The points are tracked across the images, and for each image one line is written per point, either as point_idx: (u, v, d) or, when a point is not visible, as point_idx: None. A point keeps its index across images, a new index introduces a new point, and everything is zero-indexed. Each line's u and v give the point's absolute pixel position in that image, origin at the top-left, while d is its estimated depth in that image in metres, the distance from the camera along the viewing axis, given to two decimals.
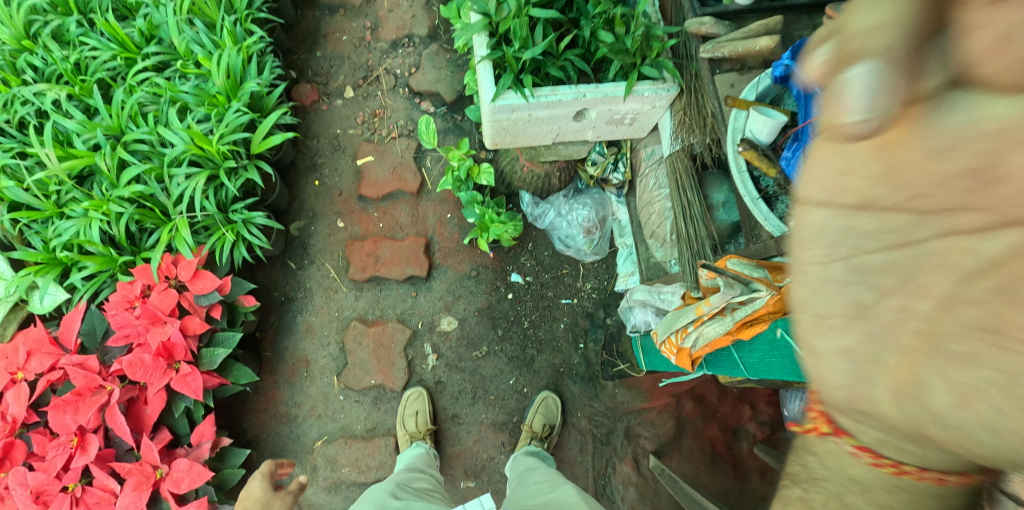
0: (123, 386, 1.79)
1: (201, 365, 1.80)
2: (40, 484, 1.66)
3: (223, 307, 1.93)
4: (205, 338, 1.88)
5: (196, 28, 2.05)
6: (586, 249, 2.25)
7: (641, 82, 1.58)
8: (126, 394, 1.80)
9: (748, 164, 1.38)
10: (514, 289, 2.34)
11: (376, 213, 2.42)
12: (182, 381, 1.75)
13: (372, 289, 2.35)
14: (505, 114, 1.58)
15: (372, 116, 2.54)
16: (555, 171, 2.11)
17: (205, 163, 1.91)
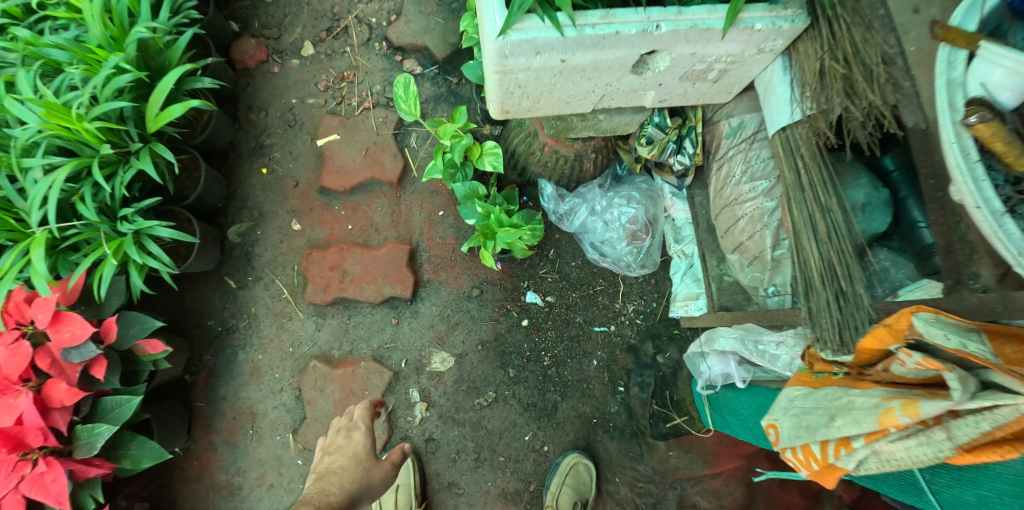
0: None
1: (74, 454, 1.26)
2: None
3: (114, 360, 1.36)
4: (84, 409, 1.33)
5: None
6: (630, 261, 1.62)
7: (750, 7, 0.96)
8: None
9: (978, 145, 0.79)
10: (530, 314, 1.70)
11: (344, 211, 1.77)
12: (38, 484, 1.19)
13: (338, 315, 1.72)
14: (520, 58, 0.98)
15: (338, 81, 1.89)
16: (589, 152, 1.48)
17: (79, 149, 1.31)
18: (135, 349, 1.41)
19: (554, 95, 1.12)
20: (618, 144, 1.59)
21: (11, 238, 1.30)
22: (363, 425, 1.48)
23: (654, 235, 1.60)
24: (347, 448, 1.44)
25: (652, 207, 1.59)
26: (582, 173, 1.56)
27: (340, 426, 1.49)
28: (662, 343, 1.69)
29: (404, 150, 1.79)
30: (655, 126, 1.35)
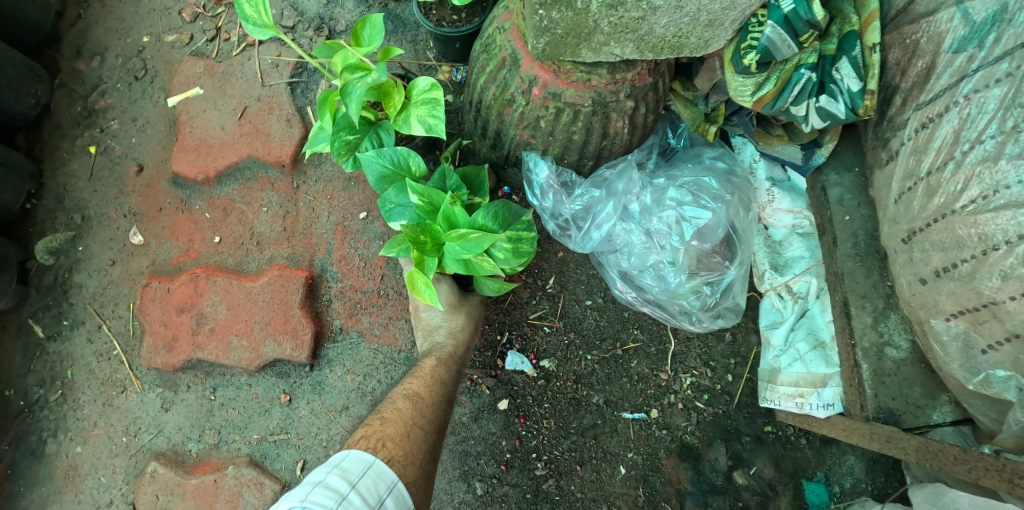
0: None
1: None
2: None
3: None
4: None
5: None
6: (694, 305, 0.87)
7: None
8: None
9: None
10: (510, 390, 0.97)
11: (208, 213, 1.09)
12: None
13: (197, 385, 1.05)
14: None
15: (213, 4, 1.19)
16: (622, 97, 0.74)
17: None
18: None
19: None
20: (672, 88, 0.83)
21: None
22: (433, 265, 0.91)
23: (738, 261, 0.84)
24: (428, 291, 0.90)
25: (735, 207, 0.85)
26: (609, 140, 0.80)
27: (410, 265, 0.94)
28: (743, 451, 0.93)
29: (305, 110, 1.09)
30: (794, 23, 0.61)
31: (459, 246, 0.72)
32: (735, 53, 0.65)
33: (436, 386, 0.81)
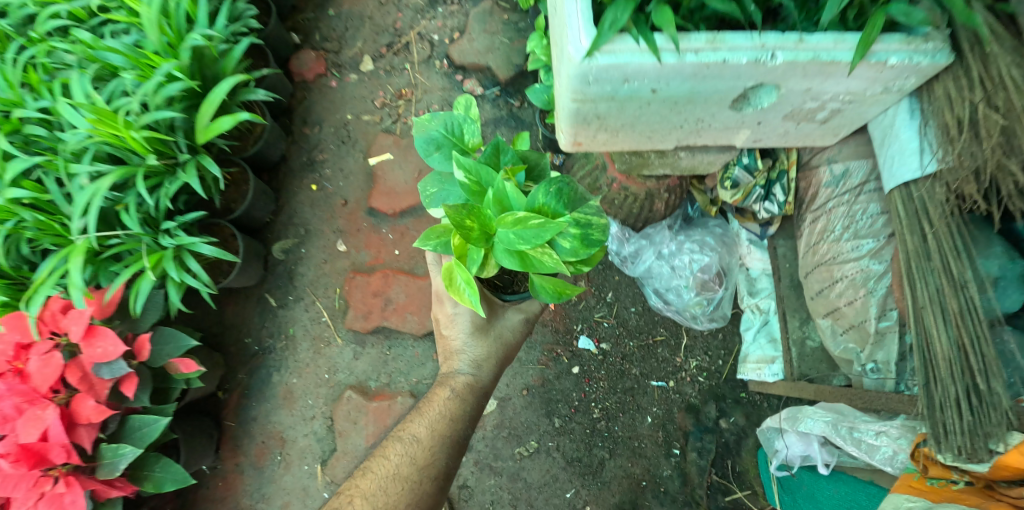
0: None
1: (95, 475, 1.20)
2: None
3: (146, 377, 1.32)
4: (111, 426, 1.27)
5: None
6: (697, 311, 1.46)
7: (883, 36, 0.78)
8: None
9: None
10: (581, 361, 1.57)
11: (391, 235, 1.72)
12: (57, 502, 1.16)
13: (378, 344, 1.66)
14: (606, 85, 0.85)
15: (396, 97, 1.83)
16: (662, 191, 1.35)
17: (125, 157, 1.28)
18: (168, 368, 1.35)
19: (634, 127, 0.99)
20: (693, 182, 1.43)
21: (58, 243, 1.32)
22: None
23: (724, 288, 1.43)
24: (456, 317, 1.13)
25: (723, 256, 1.43)
26: (653, 212, 1.41)
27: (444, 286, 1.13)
28: (726, 407, 1.52)
29: None
30: (742, 168, 1.22)
31: (515, 233, 0.78)
32: (721, 178, 1.27)
33: (434, 431, 1.02)
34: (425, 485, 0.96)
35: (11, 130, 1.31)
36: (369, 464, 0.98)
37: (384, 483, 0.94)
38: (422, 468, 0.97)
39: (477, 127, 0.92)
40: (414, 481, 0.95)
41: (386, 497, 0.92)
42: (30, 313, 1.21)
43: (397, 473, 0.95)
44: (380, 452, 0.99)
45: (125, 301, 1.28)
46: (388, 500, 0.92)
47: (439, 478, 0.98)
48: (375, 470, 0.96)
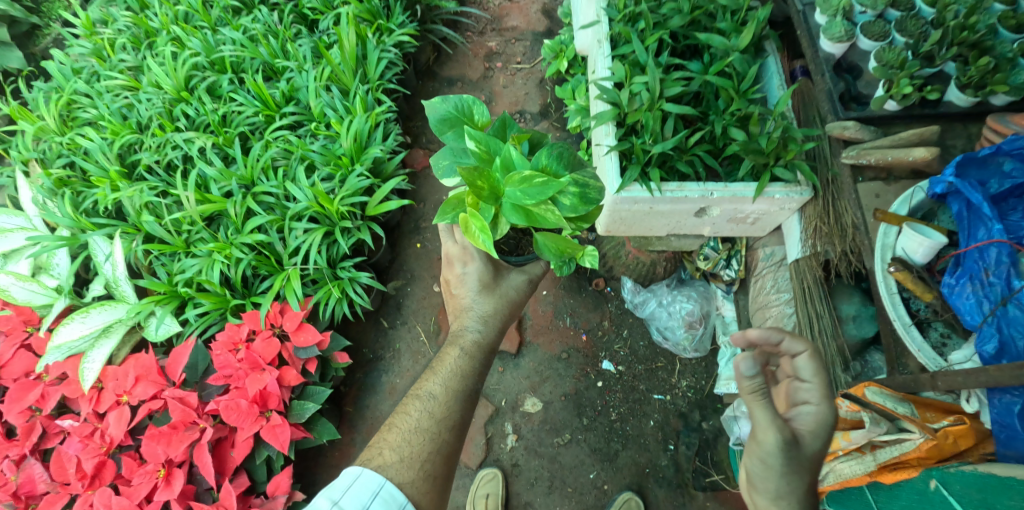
0: (216, 425, 1.74)
1: (290, 418, 1.75)
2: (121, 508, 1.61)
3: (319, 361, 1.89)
4: (296, 389, 1.82)
5: (332, 93, 2.06)
6: (685, 344, 2.11)
7: (772, 183, 1.51)
8: (217, 433, 1.74)
9: (899, 285, 1.26)
10: (604, 377, 2.22)
11: None
12: (271, 432, 1.69)
13: None
14: (626, 205, 1.59)
15: None
16: (661, 261, 2.09)
17: (323, 220, 1.91)
18: (332, 357, 1.92)
19: (642, 224, 1.74)
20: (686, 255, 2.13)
21: (271, 270, 1.88)
22: (479, 258, 1.55)
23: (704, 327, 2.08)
24: (468, 282, 1.56)
25: (703, 304, 2.09)
26: (656, 273, 2.14)
27: (456, 256, 1.57)
28: (707, 413, 2.15)
29: None
30: (711, 247, 1.94)
31: (521, 191, 1.26)
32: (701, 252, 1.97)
33: (445, 394, 1.40)
34: (445, 434, 1.35)
35: (252, 196, 1.90)
36: (394, 421, 1.36)
37: (408, 436, 1.33)
38: (440, 420, 1.36)
39: (483, 108, 1.41)
40: (432, 431, 1.34)
41: (411, 446, 1.31)
42: (260, 310, 1.80)
43: (416, 427, 1.34)
44: (403, 410, 1.38)
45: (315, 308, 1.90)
46: (413, 448, 1.31)
47: (455, 425, 1.38)
48: (399, 425, 1.35)
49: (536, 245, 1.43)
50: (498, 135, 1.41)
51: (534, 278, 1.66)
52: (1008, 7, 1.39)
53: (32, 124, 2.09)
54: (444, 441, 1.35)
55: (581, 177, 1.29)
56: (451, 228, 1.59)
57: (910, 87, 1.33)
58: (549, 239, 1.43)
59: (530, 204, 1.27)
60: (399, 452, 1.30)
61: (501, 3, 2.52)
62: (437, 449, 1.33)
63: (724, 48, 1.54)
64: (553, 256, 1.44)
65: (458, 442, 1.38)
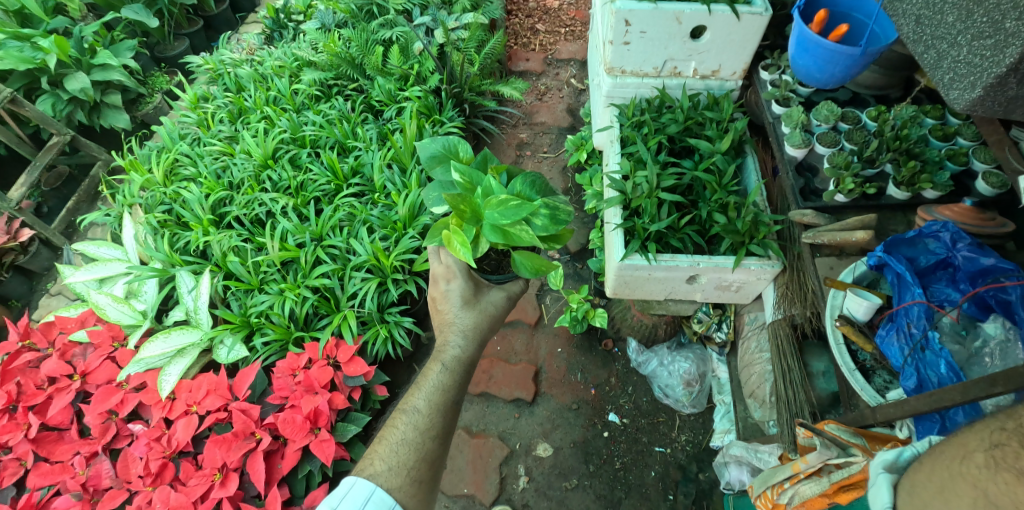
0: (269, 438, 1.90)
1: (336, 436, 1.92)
2: (178, 504, 1.72)
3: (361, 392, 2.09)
4: (341, 413, 2.02)
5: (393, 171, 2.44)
6: (685, 401, 2.30)
7: (748, 257, 1.86)
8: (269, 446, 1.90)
9: (845, 337, 1.55)
10: (610, 428, 2.35)
11: (497, 336, 2.58)
12: (319, 446, 1.85)
13: (481, 403, 2.44)
14: (629, 271, 1.94)
15: None
16: (662, 323, 2.36)
17: (377, 272, 2.20)
18: (373, 389, 2.11)
19: (642, 290, 2.08)
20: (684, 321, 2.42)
21: (329, 309, 2.14)
22: (461, 276, 1.68)
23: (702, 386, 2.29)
24: (451, 298, 1.67)
25: (701, 365, 2.32)
26: (658, 335, 2.40)
27: (442, 275, 1.70)
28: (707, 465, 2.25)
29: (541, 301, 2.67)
30: (703, 312, 2.27)
31: (498, 213, 1.54)
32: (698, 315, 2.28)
33: (430, 405, 1.50)
34: (429, 443, 1.45)
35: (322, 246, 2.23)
36: (384, 434, 1.46)
37: (396, 447, 1.42)
38: (424, 431, 1.46)
39: (466, 146, 1.78)
40: (417, 442, 1.44)
41: (399, 456, 1.41)
42: (320, 342, 2.04)
43: (403, 439, 1.43)
44: (391, 424, 1.47)
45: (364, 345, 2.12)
46: (400, 457, 1.41)
47: (439, 435, 1.47)
48: (388, 438, 1.44)
49: (514, 263, 1.65)
50: (479, 168, 1.77)
51: (512, 293, 1.77)
52: (937, 121, 1.77)
53: (141, 176, 2.40)
54: (429, 449, 1.44)
55: (548, 204, 1.61)
56: (438, 249, 1.72)
57: (853, 184, 1.67)
58: (526, 259, 1.66)
59: (506, 224, 1.53)
60: (388, 461, 1.40)
61: (533, 103, 3.03)
62: (423, 457, 1.42)
63: (710, 151, 1.96)
64: (529, 272, 1.65)
65: (442, 451, 1.48)
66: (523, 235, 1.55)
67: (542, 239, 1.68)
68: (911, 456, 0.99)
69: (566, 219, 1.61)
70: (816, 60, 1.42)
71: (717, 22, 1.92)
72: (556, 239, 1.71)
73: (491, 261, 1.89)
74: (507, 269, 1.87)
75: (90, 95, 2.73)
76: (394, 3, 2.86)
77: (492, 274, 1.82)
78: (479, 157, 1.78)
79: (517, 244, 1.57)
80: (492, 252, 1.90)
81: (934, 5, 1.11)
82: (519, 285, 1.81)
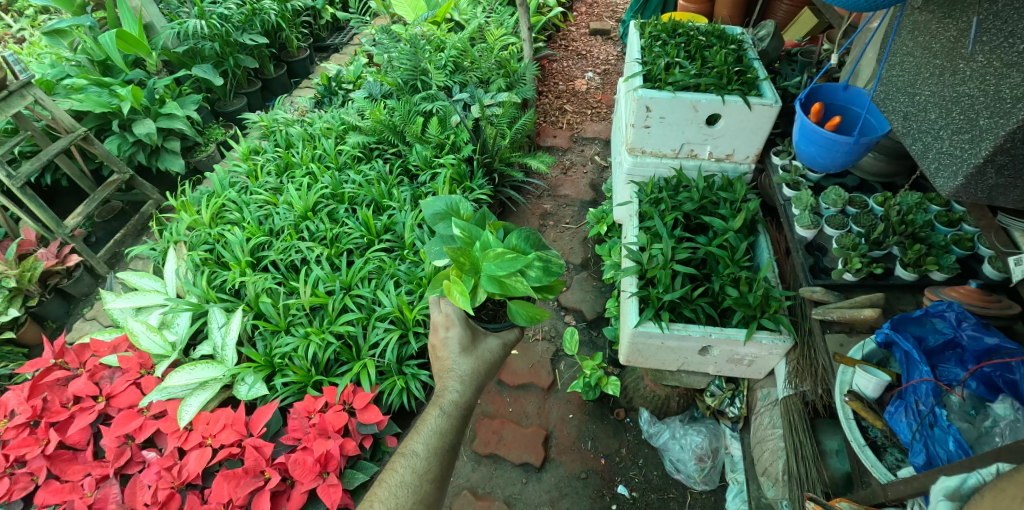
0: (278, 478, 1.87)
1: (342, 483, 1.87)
2: None
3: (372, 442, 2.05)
4: (348, 461, 1.97)
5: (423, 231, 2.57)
6: (696, 478, 2.18)
7: (760, 330, 1.90)
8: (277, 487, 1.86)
9: (855, 413, 1.54)
10: (619, 501, 2.20)
11: (509, 398, 2.48)
12: (326, 491, 1.81)
13: (489, 465, 2.30)
14: (642, 338, 1.99)
15: None
16: (675, 395, 2.29)
17: (400, 324, 2.25)
18: (384, 440, 2.05)
19: (653, 360, 2.12)
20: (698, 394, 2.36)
21: (350, 357, 2.18)
22: (459, 324, 1.76)
23: (713, 462, 2.18)
24: (450, 345, 1.74)
25: (713, 439, 2.22)
26: (670, 406, 2.31)
27: (441, 323, 1.78)
28: None
29: (554, 362, 2.57)
30: (716, 385, 2.26)
31: (495, 264, 1.65)
32: (711, 387, 2.27)
33: (429, 448, 1.52)
34: (427, 486, 1.46)
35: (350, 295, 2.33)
36: (383, 476, 1.46)
37: (395, 489, 1.43)
38: (422, 474, 1.48)
39: (468, 204, 1.92)
40: (415, 484, 1.45)
41: (398, 498, 1.42)
42: (338, 387, 2.05)
43: (402, 481, 1.45)
44: (390, 466, 1.48)
45: (381, 395, 2.11)
46: (399, 499, 1.42)
47: (436, 478, 1.49)
48: (387, 480, 1.45)
49: (509, 311, 1.76)
50: (477, 225, 1.91)
51: (507, 341, 1.85)
52: (942, 208, 1.86)
53: (189, 216, 2.59)
54: (426, 492, 1.46)
55: (542, 257, 1.74)
56: (439, 300, 1.82)
57: (861, 263, 1.75)
58: (521, 308, 1.76)
59: (502, 275, 1.64)
60: (387, 503, 1.40)
61: (558, 177, 3.22)
62: (420, 500, 1.44)
63: (724, 228, 2.05)
64: (524, 320, 1.75)
65: (439, 495, 1.49)
66: (518, 285, 1.66)
67: (536, 289, 1.80)
68: (976, 483, 1.09)
69: (558, 271, 1.74)
70: (818, 149, 1.51)
71: (731, 110, 2.08)
72: (548, 290, 1.82)
73: (488, 311, 1.97)
74: (503, 319, 1.95)
75: (154, 140, 3.00)
76: (437, 80, 3.15)
77: (489, 323, 1.90)
78: (478, 214, 1.93)
79: (512, 293, 1.68)
80: (489, 303, 1.99)
81: (920, 105, 1.28)
82: (513, 333, 1.88)
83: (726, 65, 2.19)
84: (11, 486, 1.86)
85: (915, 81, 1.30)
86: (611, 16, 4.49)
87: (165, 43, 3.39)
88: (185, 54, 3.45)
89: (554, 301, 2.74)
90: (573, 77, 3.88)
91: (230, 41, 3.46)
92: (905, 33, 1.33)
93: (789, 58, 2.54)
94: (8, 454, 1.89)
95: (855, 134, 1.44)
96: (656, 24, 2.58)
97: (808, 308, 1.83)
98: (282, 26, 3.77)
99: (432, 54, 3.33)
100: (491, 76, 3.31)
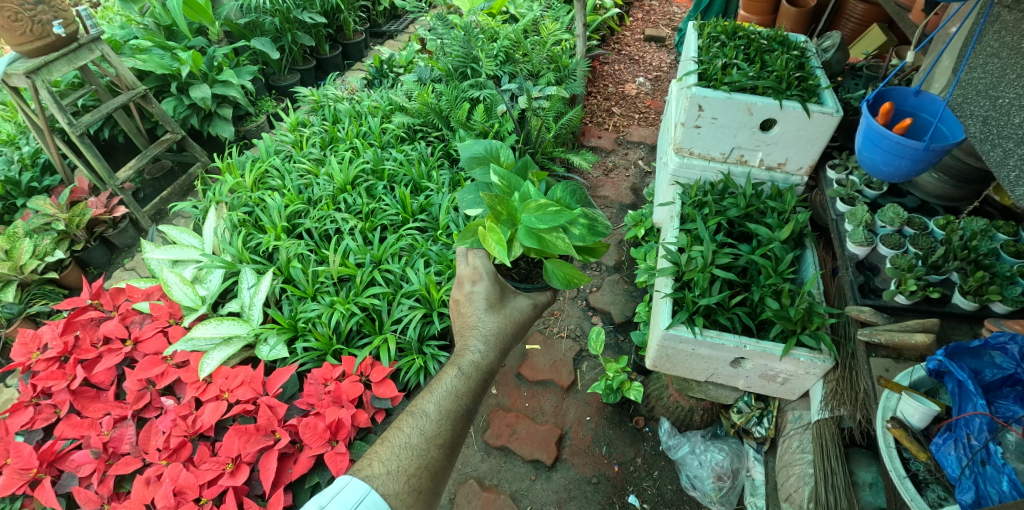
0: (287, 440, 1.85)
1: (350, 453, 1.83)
2: (185, 483, 1.71)
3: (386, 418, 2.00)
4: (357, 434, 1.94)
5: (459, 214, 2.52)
6: (712, 497, 2.06)
7: (799, 348, 1.80)
8: (284, 451, 1.84)
9: (897, 442, 1.41)
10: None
11: (526, 392, 2.42)
12: (333, 459, 1.78)
13: (499, 457, 2.25)
14: (673, 342, 1.91)
15: (548, 314, 2.66)
16: (699, 408, 2.17)
17: (426, 303, 2.21)
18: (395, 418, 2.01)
19: (680, 369, 2.05)
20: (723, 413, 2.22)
21: (371, 331, 2.15)
22: (487, 279, 1.75)
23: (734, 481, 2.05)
24: (476, 300, 1.72)
25: (733, 456, 2.10)
26: (693, 420, 2.19)
27: (467, 277, 1.77)
28: None
29: (575, 363, 2.50)
30: (744, 402, 2.15)
31: (535, 217, 1.62)
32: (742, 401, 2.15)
33: (441, 411, 1.47)
34: (433, 451, 1.41)
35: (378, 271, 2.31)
36: (388, 435, 1.43)
37: (398, 451, 1.39)
38: (429, 438, 1.42)
39: (510, 153, 1.92)
40: (421, 448, 1.40)
41: (400, 460, 1.37)
42: (356, 358, 2.01)
43: (407, 443, 1.40)
44: (396, 426, 1.44)
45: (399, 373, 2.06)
46: (401, 462, 1.37)
47: (446, 444, 1.43)
48: (392, 440, 1.41)
49: (547, 271, 1.74)
50: (518, 174, 1.91)
51: (538, 303, 1.84)
52: (1009, 237, 1.71)
53: (233, 179, 2.66)
54: (432, 458, 1.40)
55: (587, 215, 1.73)
56: (468, 252, 1.81)
57: (915, 285, 1.64)
58: (558, 269, 1.75)
59: (542, 229, 1.62)
60: (386, 465, 1.36)
61: (599, 177, 3.16)
62: (425, 465, 1.38)
63: (768, 238, 1.95)
64: (560, 282, 1.73)
65: (448, 462, 1.43)
66: (558, 242, 1.64)
67: (577, 251, 1.77)
68: None
69: (603, 231, 1.71)
70: (884, 154, 1.42)
71: (788, 116, 2.01)
72: (590, 253, 1.79)
73: (521, 270, 1.97)
74: (536, 279, 1.94)
75: (208, 104, 3.10)
76: (487, 68, 3.17)
77: (521, 282, 1.90)
78: (517, 163, 1.92)
79: (550, 250, 1.65)
80: (522, 261, 1.98)
81: (1003, 108, 1.27)
82: (545, 295, 1.88)
83: (787, 69, 2.12)
84: (34, 415, 1.95)
85: (998, 84, 1.30)
86: (668, 24, 4.44)
87: (229, 14, 3.52)
88: (246, 26, 3.58)
89: (583, 300, 2.69)
90: (623, 81, 3.84)
91: (290, 18, 3.57)
92: (990, 33, 1.33)
93: (854, 72, 2.45)
94: (37, 385, 1.98)
95: (925, 141, 1.35)
96: (715, 26, 2.52)
97: (854, 328, 1.71)
98: (342, 7, 3.86)
99: (484, 44, 3.36)
100: (541, 69, 3.30)
